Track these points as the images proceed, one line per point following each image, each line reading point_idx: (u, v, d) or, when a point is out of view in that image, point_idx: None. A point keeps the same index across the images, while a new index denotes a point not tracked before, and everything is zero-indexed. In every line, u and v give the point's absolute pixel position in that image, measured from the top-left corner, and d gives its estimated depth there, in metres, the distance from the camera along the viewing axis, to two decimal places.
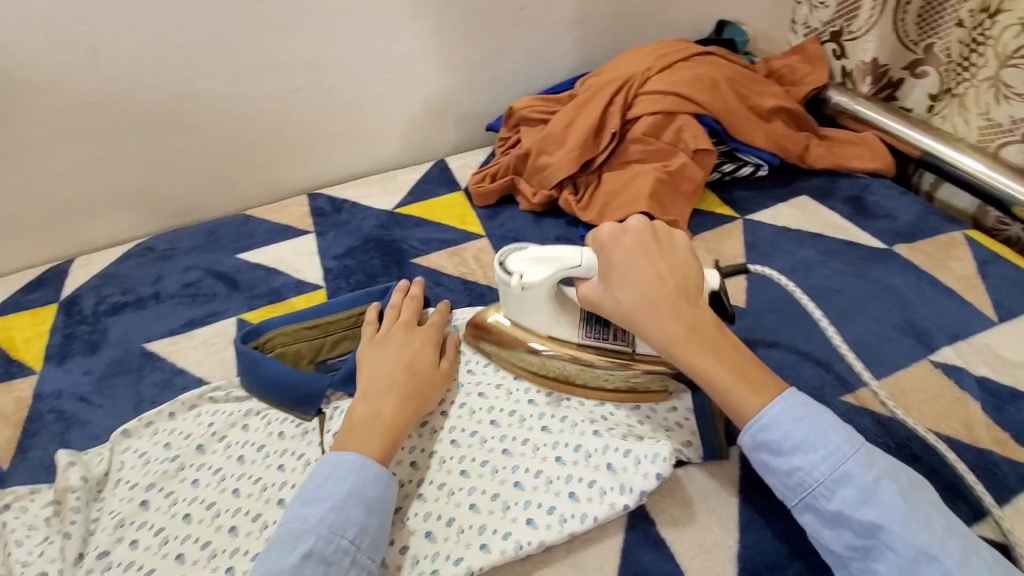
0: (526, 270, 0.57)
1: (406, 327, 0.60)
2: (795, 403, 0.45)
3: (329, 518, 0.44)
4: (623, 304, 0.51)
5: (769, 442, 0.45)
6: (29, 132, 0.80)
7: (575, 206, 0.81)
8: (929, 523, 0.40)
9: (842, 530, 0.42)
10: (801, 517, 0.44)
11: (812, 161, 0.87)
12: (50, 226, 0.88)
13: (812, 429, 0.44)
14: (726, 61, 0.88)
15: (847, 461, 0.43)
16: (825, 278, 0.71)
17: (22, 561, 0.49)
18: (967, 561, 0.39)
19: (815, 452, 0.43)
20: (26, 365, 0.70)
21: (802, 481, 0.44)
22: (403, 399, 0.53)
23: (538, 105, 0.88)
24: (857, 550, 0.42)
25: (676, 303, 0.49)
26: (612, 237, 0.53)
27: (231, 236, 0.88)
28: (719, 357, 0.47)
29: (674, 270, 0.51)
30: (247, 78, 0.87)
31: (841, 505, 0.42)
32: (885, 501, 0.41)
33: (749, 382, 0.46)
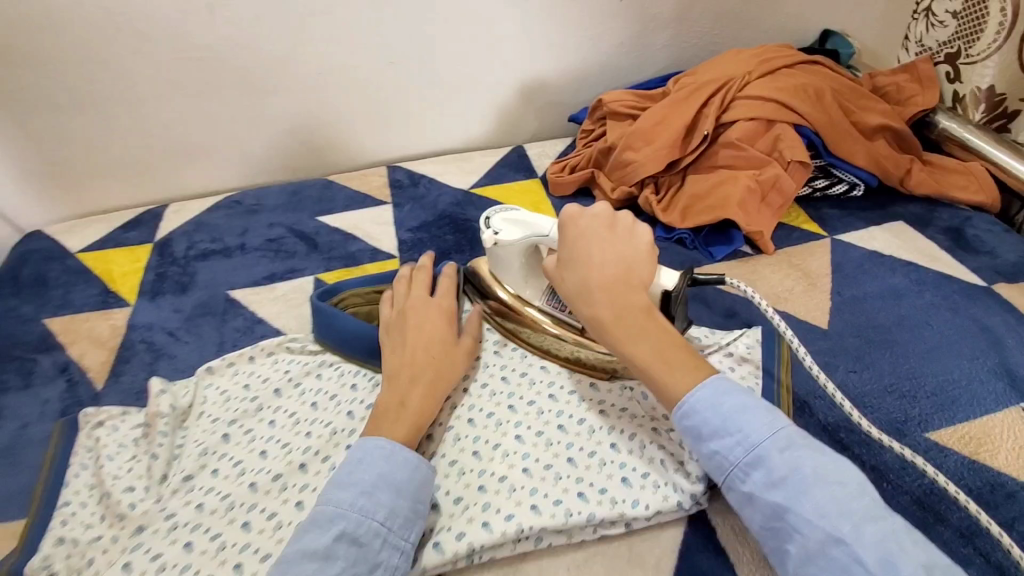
0: (502, 229, 0.61)
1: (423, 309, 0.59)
2: (717, 385, 0.45)
3: (360, 500, 0.44)
4: (566, 285, 0.52)
5: (689, 427, 0.45)
6: (146, 79, 0.85)
7: (656, 206, 0.79)
8: (845, 506, 0.38)
9: (756, 511, 0.42)
10: (728, 499, 0.44)
11: (912, 187, 0.82)
12: (154, 171, 0.94)
13: (730, 410, 0.43)
14: (831, 71, 0.85)
15: (762, 442, 0.42)
16: (915, 308, 0.68)
17: (114, 474, 0.53)
18: (881, 546, 0.37)
19: (730, 433, 0.43)
20: (122, 297, 0.75)
21: (720, 463, 0.44)
22: (425, 388, 0.53)
23: (628, 100, 0.87)
24: (770, 530, 0.41)
25: (612, 284, 0.50)
26: (569, 220, 0.54)
27: (313, 198, 0.91)
28: (643, 338, 0.47)
29: (617, 252, 0.51)
30: (347, 46, 0.89)
31: (753, 487, 0.42)
32: (795, 484, 0.40)
33: (669, 364, 0.46)
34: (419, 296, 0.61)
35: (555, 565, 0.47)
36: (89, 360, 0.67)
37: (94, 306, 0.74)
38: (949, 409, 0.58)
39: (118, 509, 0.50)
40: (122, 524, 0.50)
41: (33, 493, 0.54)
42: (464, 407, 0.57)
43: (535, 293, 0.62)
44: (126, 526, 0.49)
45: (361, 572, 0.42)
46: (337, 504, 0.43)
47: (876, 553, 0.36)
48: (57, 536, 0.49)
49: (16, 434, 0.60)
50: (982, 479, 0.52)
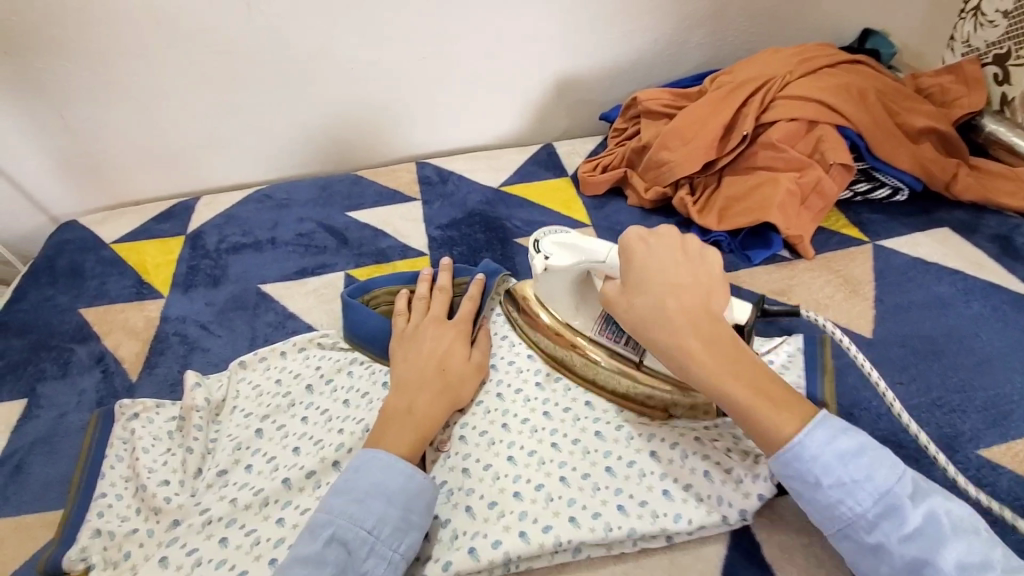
0: (554, 255, 0.57)
1: (438, 323, 0.59)
2: (829, 424, 0.42)
3: (350, 508, 0.44)
4: (637, 311, 0.47)
5: (803, 475, 0.41)
6: (180, 72, 0.86)
7: (691, 207, 0.77)
8: (991, 561, 0.37)
9: (884, 564, 0.39)
10: (840, 546, 0.42)
11: (957, 192, 0.79)
12: (187, 163, 0.95)
13: (852, 455, 0.41)
14: (875, 71, 0.82)
15: (890, 489, 0.40)
16: (963, 319, 0.65)
17: (149, 466, 0.53)
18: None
19: (854, 480, 0.40)
20: (155, 289, 0.76)
21: (841, 513, 0.41)
22: (434, 398, 0.53)
23: (664, 98, 0.85)
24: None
25: (694, 312, 0.46)
26: (632, 242, 0.50)
27: (342, 193, 0.91)
28: (736, 373, 0.43)
29: (692, 280, 0.48)
30: (379, 42, 0.89)
31: (883, 538, 0.39)
32: (931, 536, 0.38)
33: (770, 401, 0.43)
34: (435, 312, 0.61)
35: None
36: (124, 351, 0.68)
37: (128, 297, 0.75)
38: (1001, 425, 0.56)
39: (152, 502, 0.50)
40: (158, 517, 0.50)
41: (70, 483, 0.55)
42: (497, 410, 0.56)
43: (586, 321, 0.57)
44: (161, 519, 0.50)
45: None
46: (328, 511, 0.44)
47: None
48: (94, 528, 0.49)
49: (54, 423, 0.61)
50: None
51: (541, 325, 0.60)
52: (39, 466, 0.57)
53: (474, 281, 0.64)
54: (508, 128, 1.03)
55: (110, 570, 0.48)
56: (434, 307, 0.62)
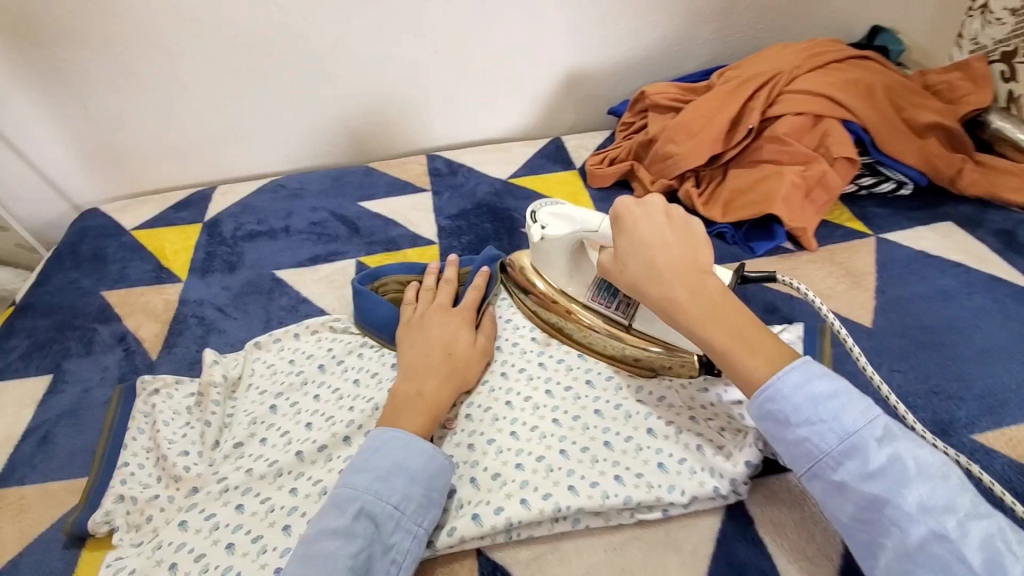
0: (551, 223, 0.60)
1: (442, 311, 0.61)
2: (805, 368, 0.44)
3: (375, 484, 0.46)
4: (632, 268, 0.51)
5: (775, 414, 0.43)
6: (199, 65, 0.88)
7: (697, 200, 0.79)
8: (952, 503, 0.38)
9: (847, 502, 0.41)
10: (809, 487, 0.43)
11: (963, 187, 0.80)
12: (206, 154, 0.97)
13: (824, 398, 0.42)
14: (883, 67, 0.83)
15: (858, 431, 0.41)
16: (963, 309, 0.66)
17: (169, 438, 0.56)
18: (985, 545, 0.36)
19: (823, 421, 0.42)
20: (174, 273, 0.79)
21: (808, 452, 0.42)
22: (443, 383, 0.55)
23: (671, 92, 0.87)
24: (862, 522, 0.40)
25: (680, 267, 0.49)
26: (623, 210, 0.53)
27: (355, 184, 0.93)
28: (719, 322, 0.46)
29: (678, 240, 0.51)
30: (393, 36, 0.91)
31: (847, 477, 0.41)
32: (894, 476, 0.39)
33: (749, 346, 0.45)
34: (442, 300, 0.63)
35: (590, 547, 0.48)
36: (145, 331, 0.70)
37: (148, 281, 0.77)
38: (998, 413, 0.56)
39: (173, 471, 0.53)
40: (178, 485, 0.52)
41: (95, 453, 0.58)
42: (502, 389, 0.57)
43: (580, 288, 0.61)
44: (182, 487, 0.52)
45: (376, 554, 0.44)
46: (354, 487, 0.46)
47: (980, 552, 0.36)
48: (117, 494, 0.52)
49: (79, 398, 0.64)
50: None
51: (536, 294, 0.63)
52: (65, 437, 0.60)
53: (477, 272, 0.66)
54: (518, 122, 1.05)
55: (133, 533, 0.50)
56: (440, 296, 0.64)
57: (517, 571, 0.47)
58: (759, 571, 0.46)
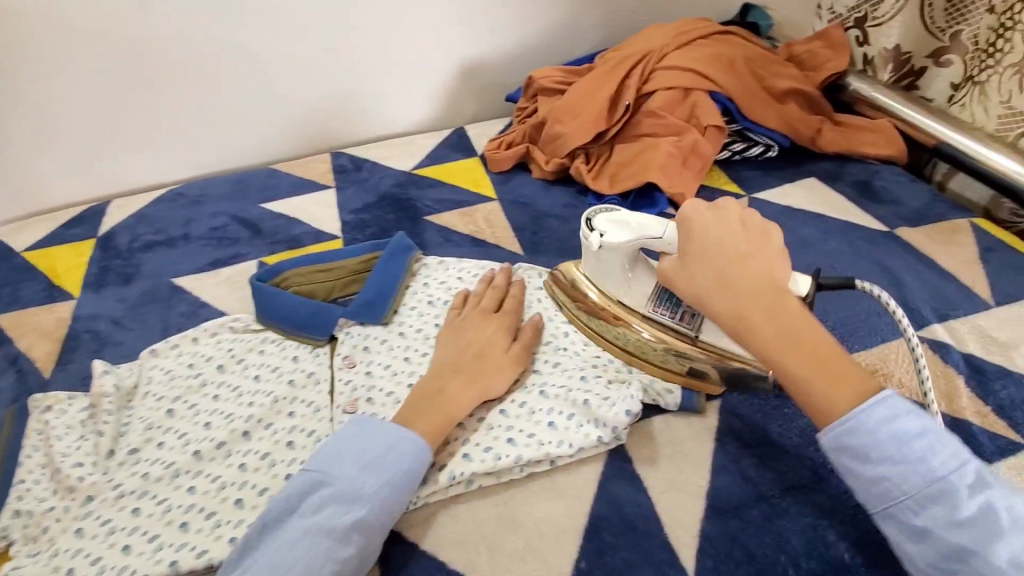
0: (607, 231, 0.58)
1: (483, 314, 0.60)
2: (892, 403, 0.42)
3: (383, 490, 0.46)
4: (696, 284, 0.49)
5: (854, 447, 0.42)
6: (79, 75, 0.85)
7: (586, 174, 0.83)
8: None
9: (928, 547, 0.39)
10: (884, 528, 0.42)
11: (822, 146, 0.88)
12: (97, 168, 0.94)
13: (911, 436, 0.40)
14: (745, 41, 0.90)
15: (948, 477, 0.39)
16: (823, 254, 0.73)
17: (62, 452, 0.55)
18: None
19: (909, 461, 0.40)
20: (67, 291, 0.76)
21: (888, 490, 0.41)
22: (468, 384, 0.53)
23: (557, 76, 0.91)
24: (942, 572, 0.39)
25: (754, 288, 0.47)
26: (694, 216, 0.51)
27: (257, 186, 0.92)
28: (797, 349, 0.44)
29: (756, 252, 0.48)
30: (282, 35, 0.91)
31: (930, 522, 0.39)
32: (986, 527, 0.38)
33: (828, 374, 0.43)
34: (487, 305, 0.61)
35: (484, 505, 0.50)
36: (36, 351, 0.68)
37: (39, 301, 0.75)
38: (848, 341, 0.63)
39: (66, 482, 0.52)
40: (72, 496, 0.52)
41: None
42: (403, 371, 0.59)
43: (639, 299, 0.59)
44: (76, 497, 0.51)
45: (360, 557, 0.44)
46: (363, 488, 0.46)
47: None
48: (12, 510, 0.51)
49: None
50: None
51: (593, 306, 0.60)
52: None
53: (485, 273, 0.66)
54: (421, 114, 1.07)
55: (28, 546, 0.49)
56: (484, 301, 0.62)
57: (412, 536, 0.49)
58: (636, 503, 0.50)
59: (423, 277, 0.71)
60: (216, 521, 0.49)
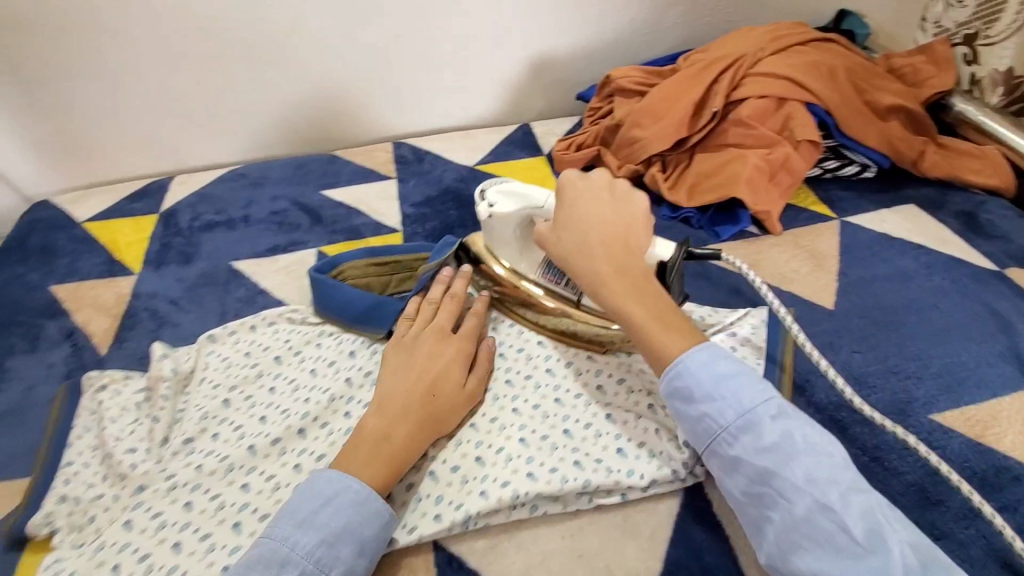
0: (499, 202, 0.57)
1: (439, 336, 0.54)
2: (712, 350, 0.45)
3: (318, 552, 0.41)
4: (562, 243, 0.51)
5: (682, 390, 0.44)
6: (148, 50, 0.84)
7: (663, 183, 0.78)
8: (838, 478, 0.39)
9: (741, 476, 0.42)
10: (711, 465, 0.44)
11: (925, 170, 0.81)
12: (164, 143, 0.93)
13: (728, 377, 0.43)
14: (844, 49, 0.84)
15: (757, 410, 0.42)
16: (923, 290, 0.67)
17: (116, 436, 0.53)
18: (868, 516, 0.38)
19: (725, 399, 0.43)
20: (127, 266, 0.76)
21: (708, 427, 0.43)
22: (416, 430, 0.48)
23: (636, 75, 0.85)
24: (751, 497, 0.41)
25: (609, 246, 0.49)
26: (567, 183, 0.53)
27: (318, 173, 0.91)
28: (639, 300, 0.47)
29: (617, 217, 0.51)
30: (353, 19, 0.88)
31: (742, 452, 0.41)
32: (786, 450, 0.40)
33: (666, 325, 0.46)
34: (438, 322, 0.56)
35: (549, 535, 0.47)
36: (94, 326, 0.67)
37: (99, 274, 0.74)
38: (954, 392, 0.57)
39: (119, 469, 0.51)
40: (123, 484, 0.50)
41: (37, 453, 0.54)
42: None
43: (530, 266, 0.59)
44: (126, 486, 0.50)
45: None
46: (296, 549, 0.40)
47: (864, 523, 0.37)
48: (59, 495, 0.49)
49: (21, 395, 0.60)
50: (991, 458, 0.52)
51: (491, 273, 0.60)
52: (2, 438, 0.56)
53: (438, 274, 0.60)
54: (486, 109, 1.03)
55: (74, 535, 0.47)
56: (440, 315, 0.57)
57: (473, 562, 0.46)
58: (717, 553, 0.46)
59: None
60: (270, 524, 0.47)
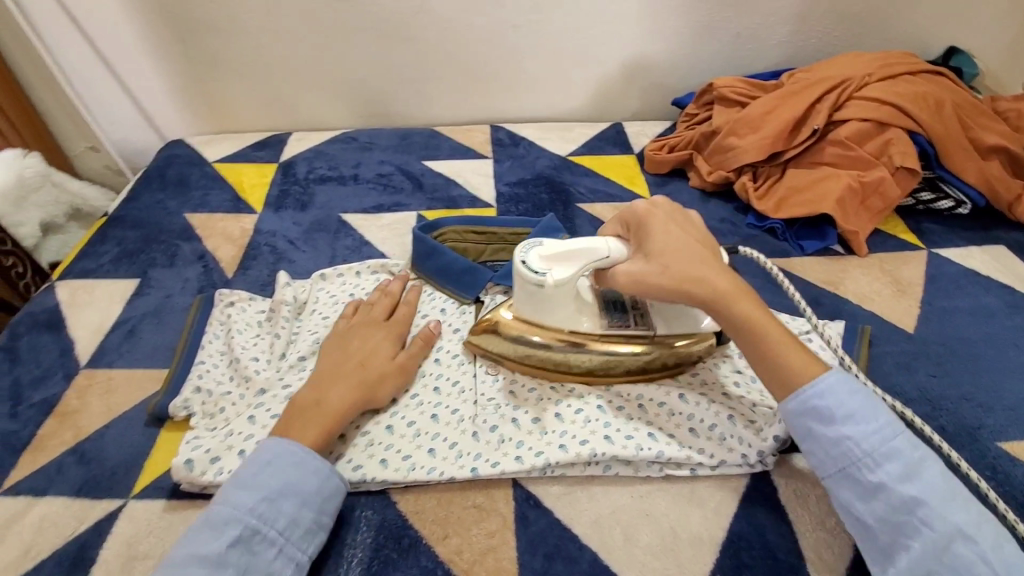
0: (553, 269, 0.51)
1: (370, 324, 0.59)
2: (844, 377, 0.47)
3: (260, 507, 0.44)
4: (672, 268, 0.49)
5: (820, 412, 0.46)
6: (288, 16, 0.93)
7: (752, 193, 0.80)
8: (969, 505, 0.42)
9: (877, 502, 0.43)
10: (840, 489, 0.45)
11: (1019, 215, 0.80)
12: (286, 102, 1.02)
13: (863, 402, 0.46)
14: (953, 84, 0.84)
15: (893, 436, 0.44)
16: (1006, 329, 0.67)
17: (242, 346, 0.61)
18: (1001, 547, 0.40)
19: (867, 424, 0.45)
20: (251, 206, 0.84)
21: (846, 451, 0.45)
22: (345, 390, 0.52)
23: (739, 86, 0.87)
24: (889, 524, 0.42)
25: (718, 268, 0.50)
26: (644, 214, 0.52)
27: (421, 144, 0.98)
28: (770, 320, 0.48)
29: (704, 241, 0.52)
30: (476, 8, 0.94)
31: (884, 478, 0.43)
32: (926, 479, 0.42)
33: (794, 344, 0.48)
34: (369, 315, 0.61)
35: (619, 492, 0.51)
36: (223, 252, 0.76)
37: (226, 209, 0.83)
38: None
39: (245, 372, 0.58)
40: (248, 385, 0.57)
41: (175, 350, 0.63)
42: None
43: (589, 319, 0.55)
44: (250, 388, 0.57)
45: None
46: (236, 506, 0.44)
47: (1003, 555, 0.39)
48: (195, 386, 0.57)
49: (161, 302, 0.69)
50: None
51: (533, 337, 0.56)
52: (146, 333, 0.65)
53: (376, 286, 0.66)
54: (582, 104, 1.07)
55: (207, 420, 0.55)
56: (374, 309, 0.62)
57: (548, 502, 0.50)
58: (778, 533, 0.48)
59: None
60: (370, 440, 0.53)
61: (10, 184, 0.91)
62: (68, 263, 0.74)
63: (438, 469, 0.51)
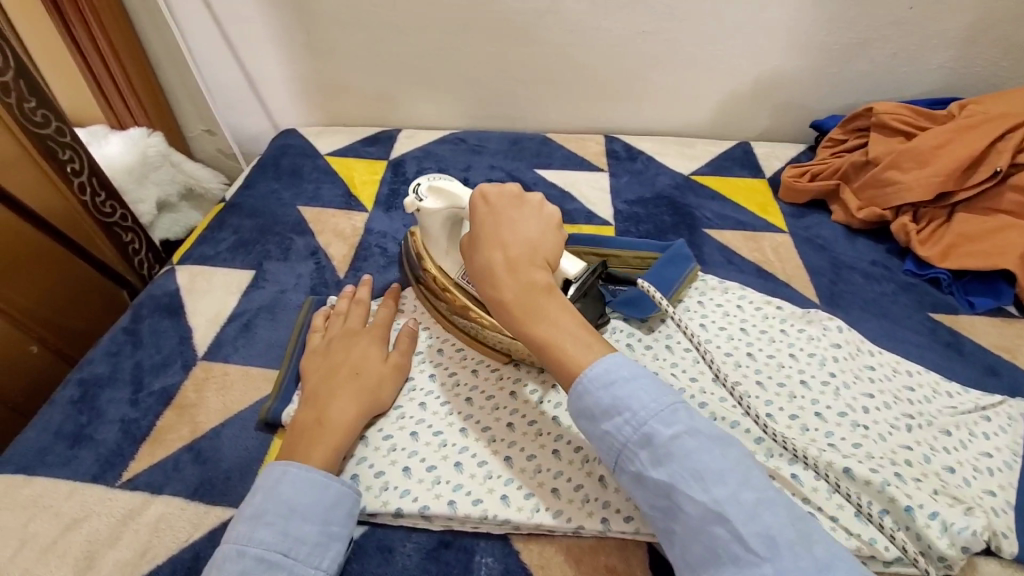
0: (426, 198, 0.56)
1: (348, 333, 0.57)
2: (613, 364, 0.42)
3: (260, 533, 0.41)
4: (473, 262, 0.49)
5: (583, 409, 0.42)
6: (410, 10, 0.90)
7: (913, 236, 0.71)
8: (730, 475, 0.37)
9: (645, 492, 0.39)
10: (619, 481, 0.42)
11: None
12: (398, 97, 1.00)
13: (623, 389, 0.41)
14: None
15: (650, 418, 0.40)
16: None
17: None
18: (757, 517, 0.35)
19: (619, 412, 0.40)
20: (362, 203, 0.82)
21: (611, 444, 0.41)
22: (342, 402, 0.50)
23: (903, 114, 0.77)
24: (659, 510, 0.39)
25: (512, 265, 0.47)
26: (477, 201, 0.52)
27: (533, 151, 0.93)
28: (548, 321, 0.44)
29: (533, 236, 0.49)
30: (606, 10, 0.88)
31: (644, 467, 0.39)
32: (683, 461, 0.38)
33: (579, 345, 0.43)
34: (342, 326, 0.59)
35: None
36: (335, 250, 0.74)
37: (338, 205, 0.82)
38: None
39: None
40: None
41: (285, 351, 0.61)
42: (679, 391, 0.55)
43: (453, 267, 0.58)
44: None
45: None
46: (238, 541, 0.41)
47: (757, 527, 0.35)
48: None
49: (276, 296, 0.67)
50: None
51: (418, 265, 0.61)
52: (261, 329, 0.63)
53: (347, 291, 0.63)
54: (704, 119, 1.00)
55: None
56: (351, 319, 0.59)
57: None
58: None
59: (699, 296, 0.66)
60: (488, 472, 0.49)
61: (135, 160, 0.94)
62: (187, 247, 0.74)
63: (564, 514, 0.47)
